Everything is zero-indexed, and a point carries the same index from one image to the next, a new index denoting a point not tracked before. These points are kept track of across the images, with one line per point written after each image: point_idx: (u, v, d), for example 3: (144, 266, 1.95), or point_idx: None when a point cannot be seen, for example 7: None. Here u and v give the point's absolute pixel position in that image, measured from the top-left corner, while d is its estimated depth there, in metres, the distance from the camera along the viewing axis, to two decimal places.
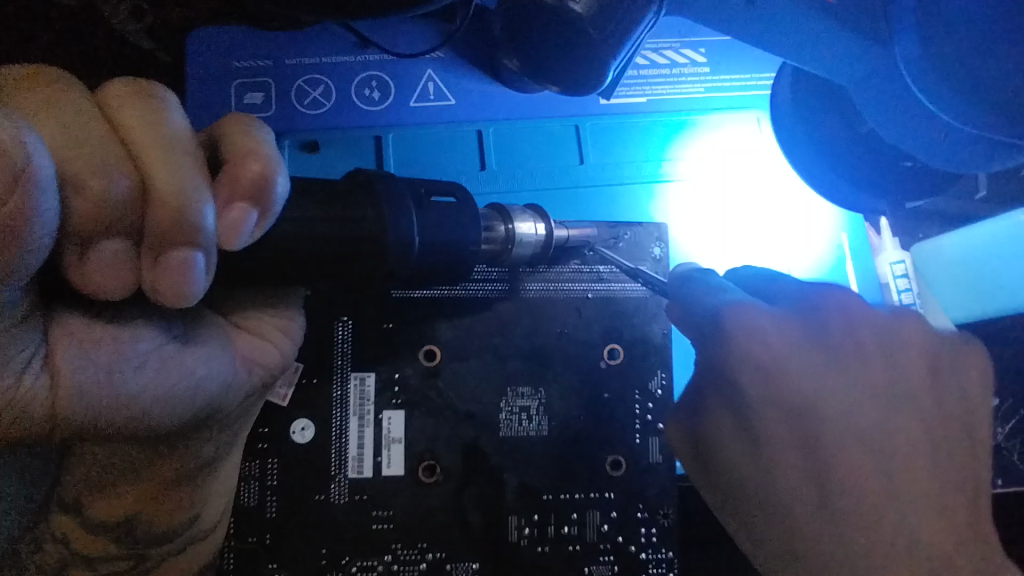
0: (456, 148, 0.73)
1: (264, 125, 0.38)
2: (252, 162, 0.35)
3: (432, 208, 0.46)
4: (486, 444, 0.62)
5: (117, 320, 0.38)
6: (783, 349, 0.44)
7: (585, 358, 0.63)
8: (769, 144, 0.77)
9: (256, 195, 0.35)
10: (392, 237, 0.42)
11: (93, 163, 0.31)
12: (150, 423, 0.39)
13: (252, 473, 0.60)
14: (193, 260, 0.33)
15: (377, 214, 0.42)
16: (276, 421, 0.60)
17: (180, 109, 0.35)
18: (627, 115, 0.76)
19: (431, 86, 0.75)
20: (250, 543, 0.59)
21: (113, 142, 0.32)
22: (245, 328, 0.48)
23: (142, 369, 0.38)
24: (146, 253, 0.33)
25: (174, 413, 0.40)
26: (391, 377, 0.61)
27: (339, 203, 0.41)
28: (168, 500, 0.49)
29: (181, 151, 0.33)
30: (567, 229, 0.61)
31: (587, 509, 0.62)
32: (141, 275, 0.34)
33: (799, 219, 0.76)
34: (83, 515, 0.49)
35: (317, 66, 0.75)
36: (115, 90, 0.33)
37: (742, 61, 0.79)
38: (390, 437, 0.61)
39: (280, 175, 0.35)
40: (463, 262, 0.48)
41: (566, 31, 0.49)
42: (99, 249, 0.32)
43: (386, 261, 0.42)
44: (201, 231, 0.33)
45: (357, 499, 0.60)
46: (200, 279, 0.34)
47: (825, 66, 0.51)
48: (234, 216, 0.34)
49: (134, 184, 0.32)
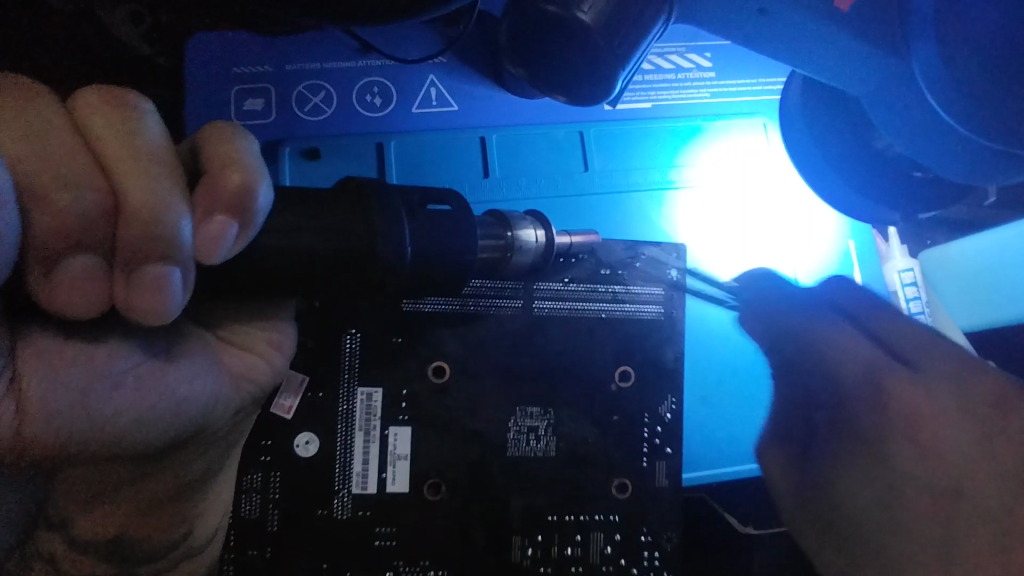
0: (459, 155, 0.72)
1: (248, 135, 0.37)
2: (233, 172, 0.34)
3: (430, 219, 0.45)
4: (491, 462, 0.61)
5: (93, 339, 0.37)
6: (856, 363, 0.47)
7: (592, 377, 0.62)
8: (778, 151, 0.75)
9: (236, 206, 0.33)
10: (383, 247, 0.40)
11: (62, 176, 0.30)
12: (128, 445, 0.39)
13: (254, 485, 0.58)
14: (169, 277, 0.32)
15: (368, 223, 0.40)
16: (279, 434, 0.59)
17: (157, 118, 0.34)
18: (634, 122, 0.75)
19: (433, 92, 0.74)
20: (249, 555, 0.58)
21: (83, 154, 0.31)
22: (235, 343, 0.47)
23: (115, 391, 0.37)
24: (119, 269, 0.32)
25: (156, 434, 0.40)
26: (397, 393, 0.60)
27: (334, 215, 0.40)
28: (154, 516, 0.48)
29: (155, 162, 0.32)
30: (571, 236, 0.60)
31: (593, 531, 0.61)
32: (114, 292, 0.32)
33: (806, 227, 0.75)
34: (66, 533, 0.48)
35: (317, 71, 0.74)
36: (86, 99, 0.32)
37: (749, 66, 0.77)
38: (396, 454, 0.60)
39: (262, 185, 0.34)
40: (463, 273, 0.47)
41: (572, 40, 0.48)
42: (67, 265, 0.31)
43: (380, 275, 0.41)
44: (178, 245, 0.32)
45: (361, 516, 0.59)
46: (178, 296, 0.33)
47: (836, 74, 0.50)
48: (214, 228, 0.33)
49: (102, 196, 0.31)
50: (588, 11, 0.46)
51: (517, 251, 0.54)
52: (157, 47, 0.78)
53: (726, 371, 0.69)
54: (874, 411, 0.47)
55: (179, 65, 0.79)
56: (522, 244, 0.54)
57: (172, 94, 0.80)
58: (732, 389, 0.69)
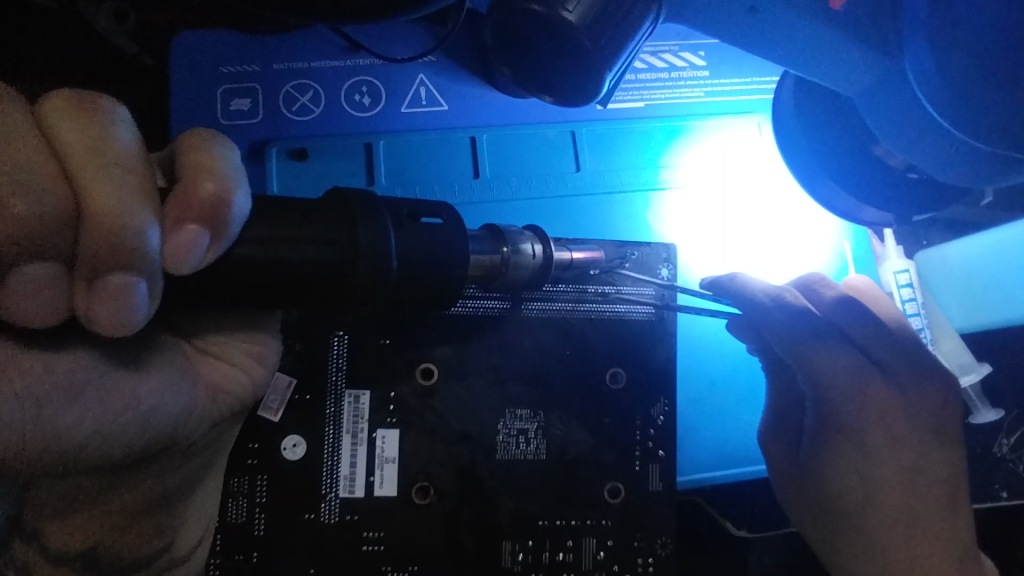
0: (449, 155, 0.71)
1: (227, 141, 0.36)
2: (206, 180, 0.33)
3: (418, 230, 0.44)
4: (481, 466, 0.60)
5: (54, 348, 0.36)
6: (862, 378, 0.55)
7: (583, 381, 0.62)
8: (771, 150, 0.75)
9: (208, 216, 0.33)
10: (365, 257, 0.39)
11: (17, 181, 0.29)
12: (90, 457, 0.38)
13: (241, 489, 0.58)
14: (135, 287, 0.32)
15: (353, 233, 0.39)
16: (266, 436, 0.58)
17: (130, 124, 0.33)
18: (624, 121, 0.74)
19: (422, 91, 0.73)
20: (236, 561, 0.57)
21: (47, 158, 0.30)
22: (212, 353, 0.47)
23: (77, 401, 0.37)
24: (80, 278, 0.31)
25: (120, 443, 0.39)
26: (385, 396, 0.60)
27: (320, 226, 0.39)
28: (131, 527, 0.48)
29: (122, 168, 0.31)
30: (571, 251, 0.58)
31: (585, 536, 0.61)
32: (74, 301, 0.32)
33: (800, 228, 0.75)
34: (41, 545, 0.47)
35: (305, 71, 0.73)
36: (54, 103, 0.31)
37: (742, 65, 0.77)
38: (384, 457, 0.59)
39: (237, 195, 0.34)
40: (454, 285, 0.45)
41: (558, 40, 0.47)
42: (21, 273, 0.30)
43: (361, 286, 0.40)
44: (144, 254, 0.31)
45: (348, 520, 0.58)
46: (143, 306, 0.32)
47: (830, 73, 0.49)
48: (183, 238, 0.32)
49: (62, 203, 0.30)
50: (573, 10, 0.45)
51: (510, 263, 0.52)
52: (143, 45, 0.77)
53: (720, 374, 0.69)
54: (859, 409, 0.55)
55: (165, 63, 0.78)
56: (514, 262, 0.52)
57: (157, 92, 0.78)
58: (725, 393, 0.69)
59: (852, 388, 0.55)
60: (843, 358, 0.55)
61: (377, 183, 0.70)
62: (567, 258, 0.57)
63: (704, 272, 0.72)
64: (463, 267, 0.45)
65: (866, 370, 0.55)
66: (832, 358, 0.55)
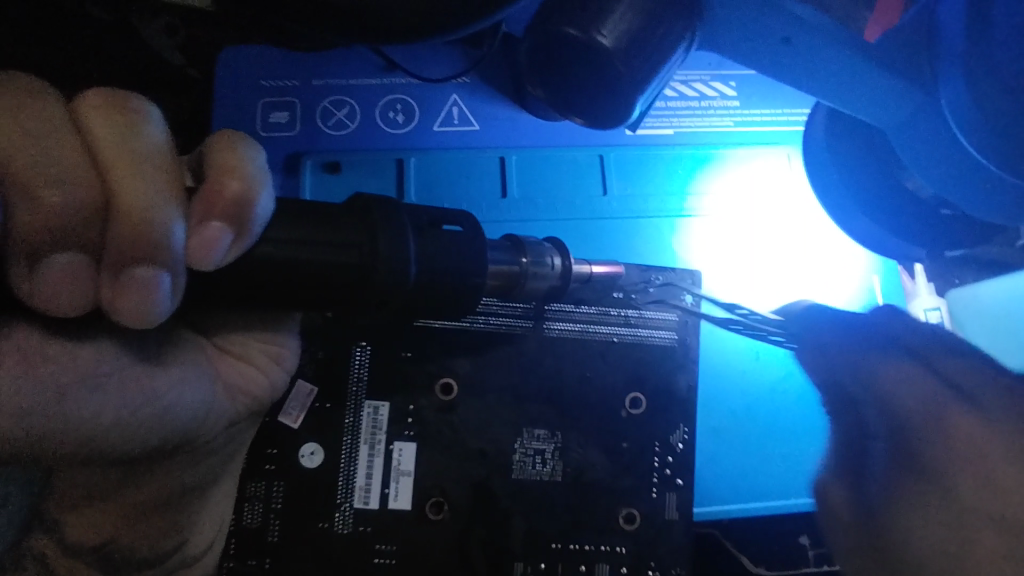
0: (479, 174, 0.72)
1: (253, 142, 0.37)
2: (230, 180, 0.34)
3: (437, 239, 0.44)
4: (496, 484, 0.59)
5: (78, 338, 0.37)
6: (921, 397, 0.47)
7: (603, 404, 0.61)
8: (799, 182, 0.75)
9: (232, 215, 0.34)
10: (385, 264, 0.40)
11: (48, 173, 0.30)
12: (106, 449, 0.39)
13: (258, 494, 0.58)
14: (158, 281, 0.33)
15: (372, 240, 0.40)
16: (285, 442, 0.59)
17: (161, 122, 0.34)
18: (653, 148, 0.74)
19: (454, 111, 0.75)
20: (248, 567, 0.57)
21: (79, 153, 0.31)
22: (230, 353, 0.49)
23: (96, 393, 0.37)
24: (106, 270, 0.32)
25: (138, 438, 0.40)
26: (404, 409, 0.60)
27: (340, 230, 0.40)
28: (141, 525, 0.49)
29: (150, 166, 0.33)
30: (591, 266, 0.58)
31: (597, 561, 0.60)
32: (99, 292, 0.33)
33: (828, 261, 0.74)
34: (61, 536, 0.49)
35: (342, 88, 0.75)
36: (91, 100, 0.32)
37: (773, 96, 0.77)
38: (400, 470, 0.59)
39: (260, 195, 0.35)
40: (470, 295, 0.46)
41: (591, 62, 0.48)
42: (51, 263, 0.31)
43: (374, 291, 0.40)
44: (169, 250, 0.33)
45: (361, 531, 0.58)
46: (165, 299, 0.34)
47: (860, 106, 0.49)
48: (207, 235, 0.34)
49: (93, 197, 0.31)
50: (608, 35, 0.45)
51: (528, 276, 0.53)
52: (190, 58, 0.80)
53: (742, 404, 0.68)
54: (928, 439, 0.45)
55: (210, 76, 0.81)
56: (536, 276, 0.53)
57: (201, 103, 0.81)
58: (746, 424, 0.68)
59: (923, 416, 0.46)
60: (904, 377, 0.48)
61: (406, 198, 0.71)
62: (587, 273, 0.57)
63: (728, 299, 0.71)
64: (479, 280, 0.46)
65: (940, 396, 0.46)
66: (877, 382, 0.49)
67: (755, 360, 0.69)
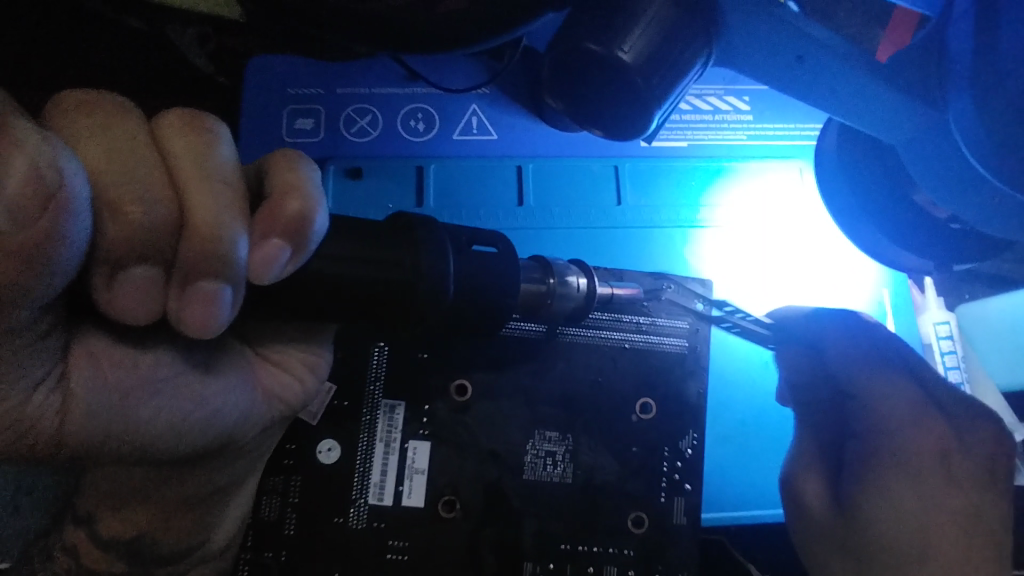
0: (496, 182, 0.74)
1: (312, 162, 0.39)
2: (292, 200, 0.36)
3: (475, 257, 0.46)
4: (508, 485, 0.61)
5: (141, 345, 0.39)
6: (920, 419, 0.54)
7: (613, 409, 0.63)
8: (812, 197, 0.76)
9: (292, 233, 0.36)
10: (426, 283, 0.42)
11: (134, 191, 0.33)
12: (155, 451, 0.42)
13: (276, 487, 0.60)
14: (220, 294, 0.34)
15: (415, 259, 0.42)
16: (304, 438, 0.60)
17: (231, 143, 0.37)
18: (667, 159, 0.76)
19: (474, 121, 0.77)
20: (265, 558, 0.59)
21: (160, 170, 0.34)
22: (270, 361, 0.50)
23: (153, 397, 0.40)
24: (175, 282, 0.34)
25: (186, 440, 0.43)
26: (420, 409, 0.61)
27: (382, 248, 0.42)
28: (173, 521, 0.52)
29: (221, 183, 0.35)
30: (613, 287, 0.60)
31: (606, 564, 0.61)
32: (167, 303, 0.35)
33: (840, 274, 0.75)
34: (93, 528, 0.53)
35: (365, 97, 0.77)
36: (169, 120, 0.36)
37: (788, 112, 0.79)
38: (414, 467, 0.61)
39: (319, 215, 0.37)
40: (504, 312, 0.48)
41: (611, 75, 0.50)
42: (129, 275, 0.33)
43: (418, 306, 0.42)
44: (234, 264, 0.34)
45: (375, 526, 0.60)
46: (226, 312, 0.35)
47: (870, 120, 0.51)
48: (268, 251, 0.35)
49: (171, 212, 0.34)
50: (628, 51, 0.47)
51: (554, 294, 0.54)
52: (219, 67, 0.83)
53: (752, 413, 0.69)
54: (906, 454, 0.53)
55: (237, 84, 0.84)
56: (561, 296, 0.55)
57: (229, 110, 0.84)
58: (756, 432, 0.68)
59: (910, 426, 0.54)
60: (901, 392, 0.55)
61: (425, 206, 0.73)
62: (608, 294, 0.59)
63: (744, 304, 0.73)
64: (509, 289, 0.47)
65: (927, 409, 0.54)
66: (881, 398, 0.55)
67: (764, 369, 0.70)
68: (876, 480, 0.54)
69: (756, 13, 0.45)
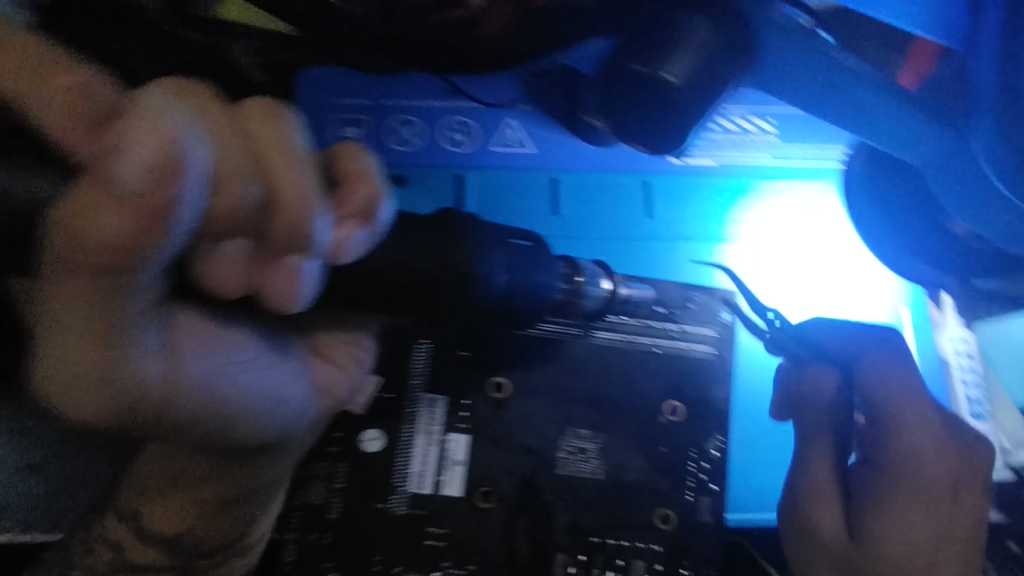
0: (531, 193, 0.78)
1: (367, 151, 0.43)
2: (361, 186, 0.40)
3: (514, 251, 0.51)
4: (542, 478, 0.64)
5: (222, 330, 0.43)
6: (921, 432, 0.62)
7: (643, 409, 0.66)
8: (833, 216, 0.79)
9: (363, 216, 0.40)
10: (476, 272, 0.46)
11: (232, 170, 0.34)
12: (227, 440, 0.47)
13: (322, 472, 0.64)
14: (307, 270, 0.38)
15: (461, 251, 0.46)
16: (349, 427, 0.64)
17: (304, 129, 0.38)
18: (695, 176, 0.79)
19: (510, 134, 0.80)
20: (311, 539, 0.62)
21: (242, 147, 0.34)
22: (321, 354, 0.56)
23: (239, 376, 0.45)
24: (267, 257, 0.37)
25: (250, 434, 0.48)
26: (460, 403, 0.65)
27: (429, 241, 0.46)
28: (219, 517, 0.55)
29: (305, 164, 0.36)
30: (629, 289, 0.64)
31: (633, 557, 0.62)
32: (255, 276, 0.38)
33: (857, 290, 0.78)
34: (139, 523, 0.56)
35: (408, 109, 0.81)
36: (253, 107, 0.36)
37: (811, 132, 0.80)
38: (453, 459, 0.64)
39: (384, 199, 0.41)
40: (534, 313, 0.53)
41: (653, 96, 0.52)
42: (225, 252, 0.37)
43: (461, 299, 0.47)
44: (319, 243, 0.37)
45: (415, 513, 0.63)
46: (310, 286, 0.39)
47: (897, 141, 0.54)
48: (346, 232, 0.39)
49: (265, 190, 0.35)
50: (674, 73, 0.49)
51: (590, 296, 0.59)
52: None
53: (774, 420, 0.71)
54: (906, 464, 0.61)
55: None
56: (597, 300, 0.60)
57: None
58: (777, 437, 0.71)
59: (917, 444, 0.62)
60: (914, 410, 0.63)
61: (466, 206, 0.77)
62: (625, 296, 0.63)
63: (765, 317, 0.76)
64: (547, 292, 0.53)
65: (929, 423, 0.62)
66: (889, 411, 0.63)
67: None
68: (878, 492, 0.61)
69: (789, 43, 0.49)
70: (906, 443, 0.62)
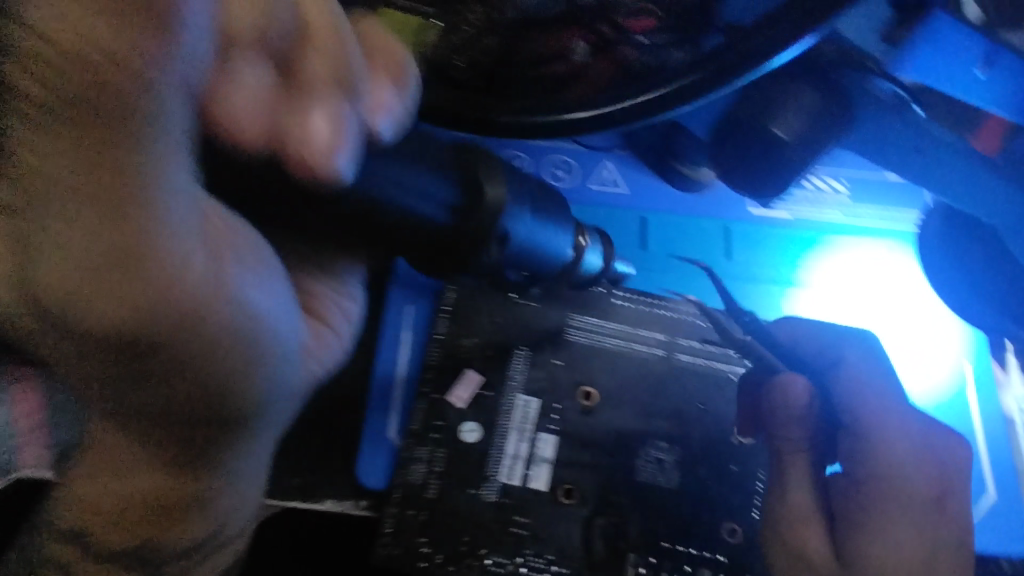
0: (620, 229, 0.86)
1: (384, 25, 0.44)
2: (391, 55, 0.39)
3: (545, 198, 0.56)
4: (620, 483, 0.70)
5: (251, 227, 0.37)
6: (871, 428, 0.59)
7: (717, 431, 0.73)
8: (901, 273, 0.85)
9: (395, 79, 0.38)
10: (494, 206, 0.46)
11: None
12: (228, 410, 0.37)
13: (422, 456, 0.71)
14: (351, 121, 0.34)
15: (478, 185, 0.46)
16: (451, 418, 0.72)
17: None
18: (772, 226, 0.87)
19: (607, 175, 0.88)
20: (408, 515, 0.69)
21: None
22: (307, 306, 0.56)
23: (251, 294, 0.36)
24: (292, 94, 0.33)
25: (233, 383, 0.36)
26: (551, 406, 0.73)
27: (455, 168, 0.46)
28: (161, 519, 0.39)
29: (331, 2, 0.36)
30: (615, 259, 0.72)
31: (700, 565, 0.68)
32: (278, 124, 0.32)
33: (923, 344, 0.83)
34: (87, 542, 0.38)
35: (517, 144, 0.89)
36: None
37: (883, 196, 0.87)
38: (541, 456, 0.71)
39: (414, 73, 0.40)
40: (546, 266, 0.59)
41: (760, 147, 0.60)
42: (238, 72, 0.31)
43: (469, 239, 0.46)
44: (356, 81, 0.35)
45: (503, 502, 0.70)
46: (349, 148, 0.34)
47: (973, 202, 0.61)
48: (381, 93, 0.37)
49: (297, 19, 0.34)
50: (785, 131, 0.57)
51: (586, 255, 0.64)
52: None
53: None
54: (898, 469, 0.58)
55: None
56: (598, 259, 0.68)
57: None
58: None
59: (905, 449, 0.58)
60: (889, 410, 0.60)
61: None
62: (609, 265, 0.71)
63: None
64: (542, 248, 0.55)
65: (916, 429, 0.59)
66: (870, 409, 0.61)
67: None
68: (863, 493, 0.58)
69: (885, 110, 0.58)
70: (890, 443, 0.58)
